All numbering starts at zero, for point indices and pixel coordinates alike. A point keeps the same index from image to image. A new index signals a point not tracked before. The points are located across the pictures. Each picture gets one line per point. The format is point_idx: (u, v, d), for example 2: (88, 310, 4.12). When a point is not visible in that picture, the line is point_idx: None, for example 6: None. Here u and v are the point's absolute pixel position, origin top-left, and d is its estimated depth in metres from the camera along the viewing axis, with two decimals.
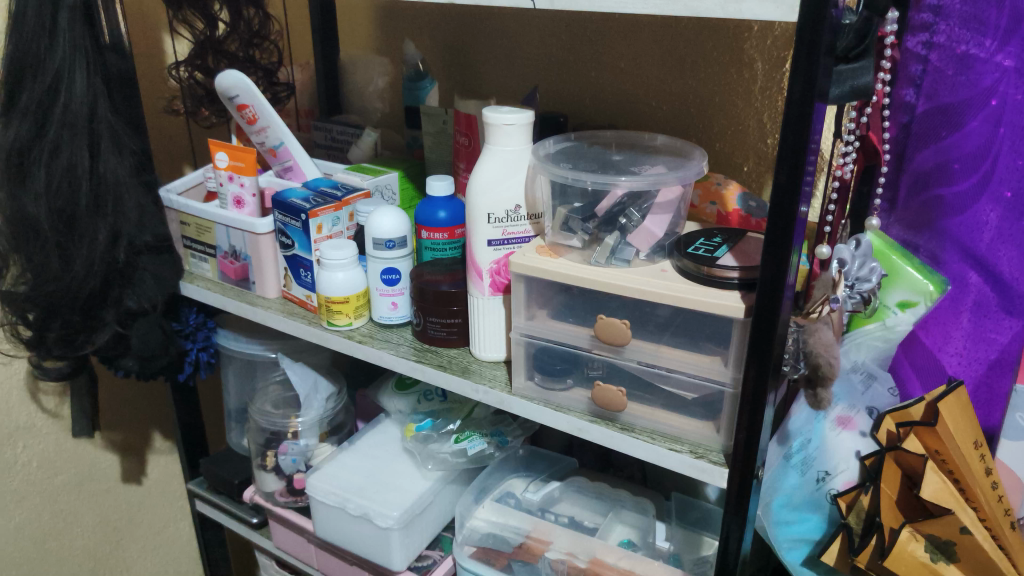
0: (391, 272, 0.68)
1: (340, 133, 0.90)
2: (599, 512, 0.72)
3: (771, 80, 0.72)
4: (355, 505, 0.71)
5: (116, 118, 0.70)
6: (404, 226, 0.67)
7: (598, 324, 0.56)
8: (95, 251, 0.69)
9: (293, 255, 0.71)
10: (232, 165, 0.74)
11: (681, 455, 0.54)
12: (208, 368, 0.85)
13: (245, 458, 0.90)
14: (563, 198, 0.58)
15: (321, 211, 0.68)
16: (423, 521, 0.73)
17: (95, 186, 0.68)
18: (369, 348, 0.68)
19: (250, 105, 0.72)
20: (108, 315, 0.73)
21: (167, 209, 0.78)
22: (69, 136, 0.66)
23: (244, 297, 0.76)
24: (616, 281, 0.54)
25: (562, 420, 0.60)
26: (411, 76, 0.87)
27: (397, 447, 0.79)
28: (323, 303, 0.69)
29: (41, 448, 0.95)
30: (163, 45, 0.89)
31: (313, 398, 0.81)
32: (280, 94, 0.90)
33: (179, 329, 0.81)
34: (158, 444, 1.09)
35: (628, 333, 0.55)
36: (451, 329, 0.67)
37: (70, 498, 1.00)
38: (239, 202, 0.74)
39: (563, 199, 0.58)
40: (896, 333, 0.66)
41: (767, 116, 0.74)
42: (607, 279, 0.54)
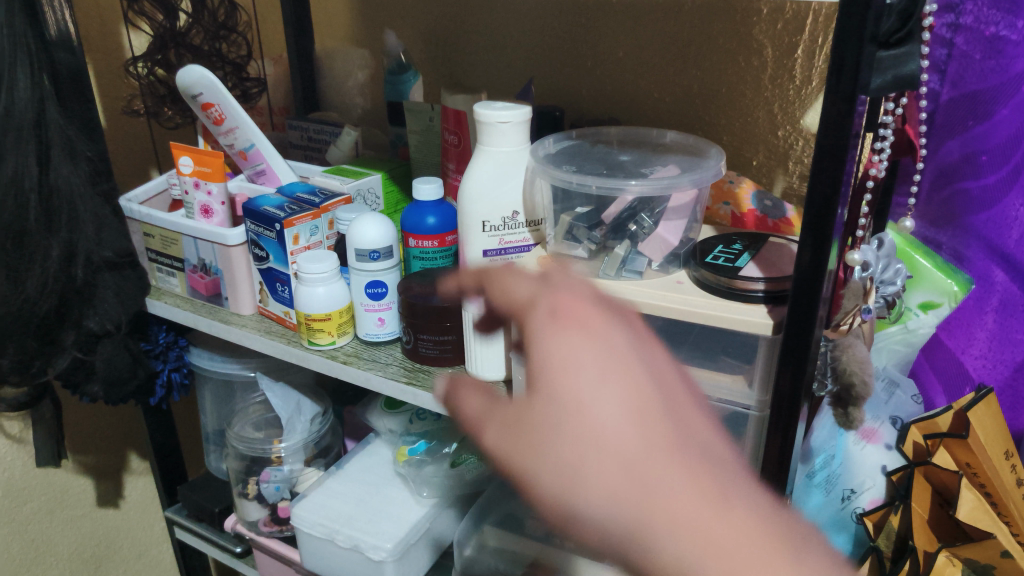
0: (377, 286, 0.62)
1: (317, 132, 0.84)
2: None
3: (781, 68, 0.67)
4: (344, 536, 0.66)
5: (68, 121, 0.63)
6: (390, 235, 0.61)
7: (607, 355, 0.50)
8: (49, 267, 0.63)
9: (268, 268, 0.65)
10: (198, 170, 0.67)
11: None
12: (181, 390, 0.79)
13: (225, 483, 0.85)
14: (565, 202, 0.52)
15: (297, 220, 0.62)
16: (420, 550, 0.68)
17: (44, 198, 0.61)
18: (354, 369, 0.62)
19: (216, 104, 0.66)
20: (67, 338, 0.66)
21: (128, 220, 0.71)
22: (14, 142, 0.59)
23: (218, 315, 0.70)
24: (627, 294, 0.48)
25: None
26: (394, 69, 0.81)
27: (388, 470, 0.73)
28: (302, 320, 0.63)
29: (7, 475, 0.88)
30: (121, 40, 0.82)
31: (295, 420, 0.75)
32: (251, 90, 0.83)
33: (149, 348, 0.75)
34: (136, 465, 1.04)
35: None
36: (445, 346, 0.61)
37: (43, 526, 0.94)
38: (206, 211, 0.68)
39: (565, 204, 0.53)
40: (917, 336, 0.62)
41: (777, 107, 0.69)
42: (619, 292, 0.48)
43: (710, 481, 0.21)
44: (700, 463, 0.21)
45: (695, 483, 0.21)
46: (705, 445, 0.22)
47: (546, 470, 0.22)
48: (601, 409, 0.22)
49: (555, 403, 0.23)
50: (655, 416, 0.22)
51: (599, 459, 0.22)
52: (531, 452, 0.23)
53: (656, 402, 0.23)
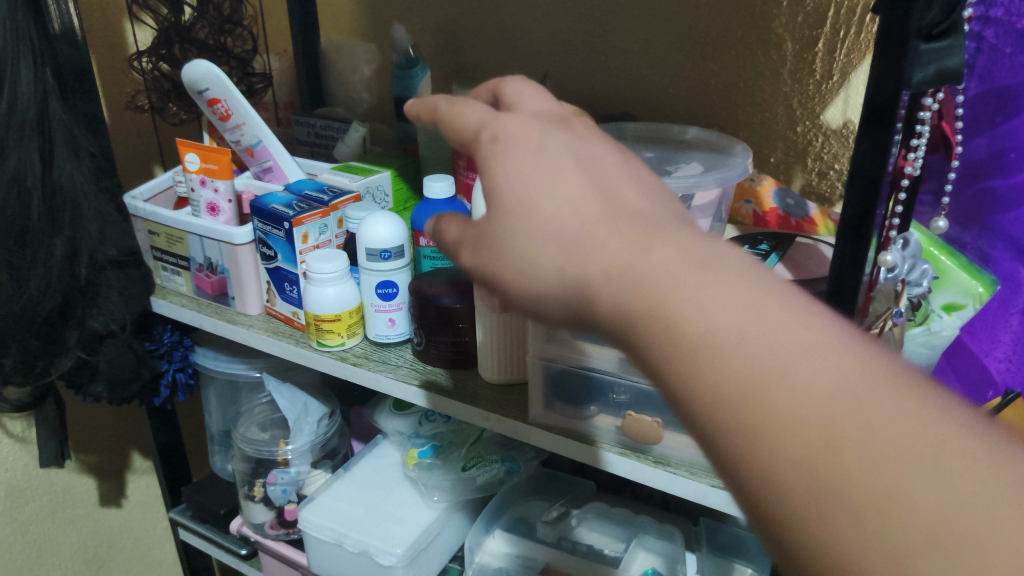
0: (388, 286, 0.61)
1: (323, 128, 0.82)
2: (620, 539, 0.66)
3: (801, 62, 0.65)
4: (353, 541, 0.64)
5: (71, 117, 0.62)
6: (401, 233, 0.60)
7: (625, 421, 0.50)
8: (52, 267, 0.61)
9: (276, 267, 0.64)
10: (204, 167, 0.66)
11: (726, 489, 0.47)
12: (186, 390, 0.77)
13: (230, 485, 0.84)
14: None
15: (306, 219, 0.60)
16: (430, 555, 0.67)
17: (48, 195, 0.60)
18: (364, 371, 0.61)
19: (222, 100, 0.65)
20: (70, 338, 0.65)
21: (133, 218, 0.70)
22: (16, 137, 0.58)
23: (224, 315, 0.68)
24: None
25: (578, 449, 0.52)
26: (402, 63, 0.79)
27: (397, 473, 0.72)
28: (311, 321, 0.62)
29: (8, 476, 0.87)
30: (125, 33, 0.81)
31: (302, 422, 0.74)
32: (256, 85, 0.82)
33: (153, 349, 0.73)
34: (138, 464, 1.02)
35: (659, 429, 0.49)
36: (457, 349, 0.60)
37: (44, 527, 0.93)
38: (213, 208, 0.67)
39: None
40: (940, 339, 0.58)
41: (796, 102, 0.67)
42: None
43: (629, 217, 0.27)
44: (619, 195, 0.29)
45: (619, 221, 0.27)
46: (630, 201, 0.28)
47: (516, 261, 0.28)
48: (545, 205, 0.28)
49: (510, 212, 0.29)
50: (593, 208, 0.28)
51: (553, 233, 0.28)
52: (500, 232, 0.29)
53: (594, 197, 0.28)
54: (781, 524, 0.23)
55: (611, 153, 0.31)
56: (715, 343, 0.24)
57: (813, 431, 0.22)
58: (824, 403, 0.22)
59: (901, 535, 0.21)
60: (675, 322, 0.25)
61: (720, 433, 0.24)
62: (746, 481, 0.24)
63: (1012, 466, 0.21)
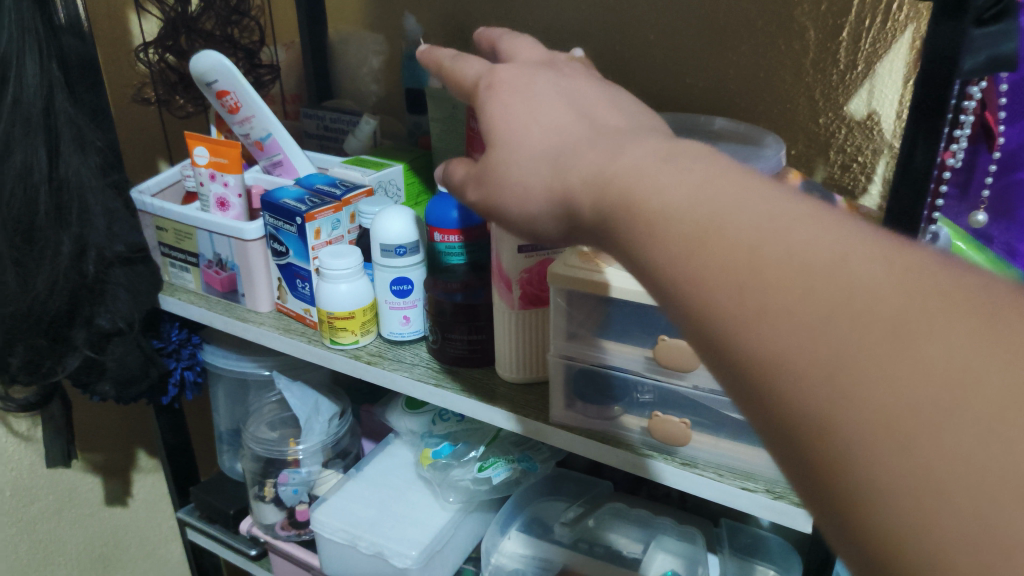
0: (403, 283, 0.59)
1: (333, 121, 0.81)
2: (638, 540, 0.64)
3: (825, 52, 0.64)
4: (367, 542, 0.63)
5: (77, 110, 0.60)
6: (415, 229, 0.58)
7: (652, 422, 0.49)
8: (60, 265, 0.60)
9: (287, 264, 0.62)
10: (213, 161, 0.64)
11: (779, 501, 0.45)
12: (195, 388, 0.76)
13: (239, 484, 0.83)
14: None
15: (318, 214, 0.59)
16: (445, 557, 0.65)
17: (55, 190, 0.59)
18: (379, 369, 0.59)
19: (231, 92, 0.63)
20: (78, 337, 0.63)
21: (140, 214, 0.69)
22: (22, 133, 0.56)
23: (234, 312, 0.67)
24: None
25: (622, 458, 0.50)
26: (413, 54, 0.77)
27: (410, 473, 0.71)
28: (324, 318, 0.60)
29: (14, 475, 0.86)
30: (130, 25, 0.79)
31: (313, 420, 0.72)
32: (263, 77, 0.80)
33: (161, 347, 0.72)
34: (144, 463, 1.01)
35: (688, 431, 0.48)
36: (474, 346, 0.58)
37: (50, 526, 0.92)
38: (222, 203, 0.65)
39: None
40: None
41: (818, 93, 0.65)
42: None
43: (606, 134, 0.31)
44: (600, 121, 0.32)
45: (596, 137, 0.31)
46: (607, 122, 0.32)
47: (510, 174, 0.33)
48: (534, 131, 0.32)
49: (502, 138, 0.33)
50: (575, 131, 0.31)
51: (537, 148, 0.32)
52: (496, 163, 0.33)
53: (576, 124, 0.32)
54: (767, 379, 0.23)
55: (594, 89, 0.35)
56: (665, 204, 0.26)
57: (768, 263, 0.23)
58: (793, 243, 0.23)
59: (867, 348, 0.20)
60: (647, 203, 0.26)
61: (690, 292, 0.24)
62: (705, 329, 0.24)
63: (981, 285, 0.21)
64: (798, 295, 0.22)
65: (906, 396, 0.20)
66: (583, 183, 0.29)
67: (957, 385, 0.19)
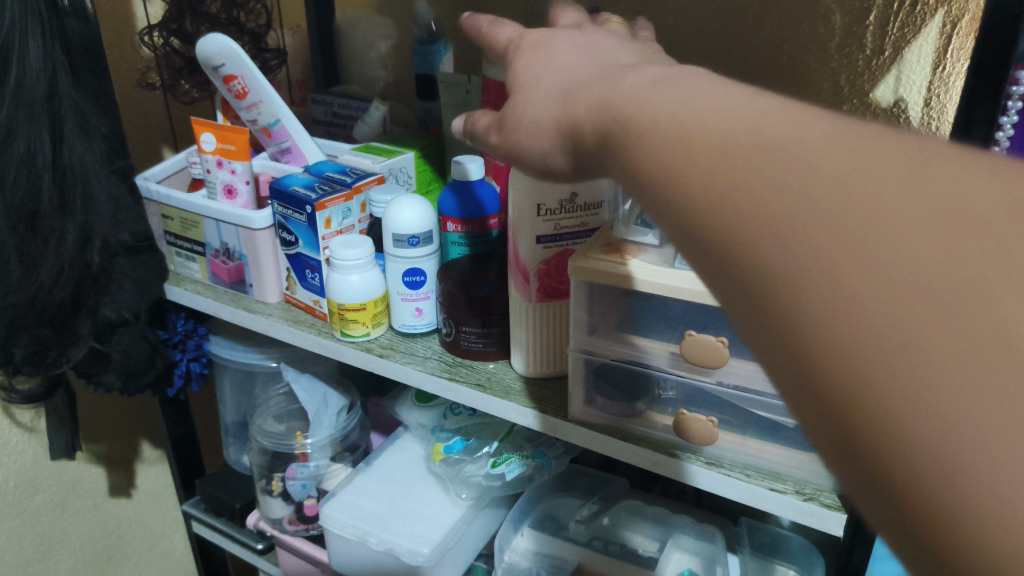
0: (415, 274, 0.58)
1: (341, 107, 0.79)
2: (654, 539, 0.63)
3: (850, 36, 0.62)
4: (378, 539, 0.62)
5: (80, 94, 0.58)
6: (429, 219, 0.56)
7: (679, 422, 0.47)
8: (64, 254, 0.58)
9: (296, 253, 0.61)
10: (221, 148, 0.62)
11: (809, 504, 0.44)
12: (200, 380, 0.74)
13: (245, 477, 0.81)
14: None
15: (329, 202, 0.57)
16: (456, 554, 0.64)
17: (59, 176, 0.57)
18: (391, 363, 0.58)
19: (239, 76, 0.61)
20: (82, 328, 0.62)
21: (145, 201, 0.67)
22: (25, 117, 0.54)
23: (241, 303, 0.65)
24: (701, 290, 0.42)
25: (643, 456, 0.49)
26: (423, 38, 0.75)
27: (421, 467, 0.69)
28: (335, 310, 0.58)
29: (17, 466, 0.84)
30: (133, 8, 0.77)
31: (321, 414, 0.71)
32: (270, 62, 0.78)
33: (166, 338, 0.70)
34: (148, 453, 1.00)
35: (714, 431, 0.46)
36: (488, 339, 0.57)
37: (54, 518, 0.91)
38: (229, 191, 0.63)
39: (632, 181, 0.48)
40: None
41: (843, 79, 0.64)
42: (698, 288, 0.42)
43: (610, 64, 0.31)
44: (608, 55, 0.32)
45: (600, 66, 0.31)
46: (613, 55, 0.32)
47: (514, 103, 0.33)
48: (540, 64, 0.33)
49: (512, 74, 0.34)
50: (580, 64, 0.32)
51: (541, 79, 0.33)
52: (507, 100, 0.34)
53: (582, 57, 0.32)
54: (754, 268, 0.23)
55: (610, 37, 0.35)
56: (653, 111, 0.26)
57: (745, 155, 0.23)
58: (789, 141, 0.23)
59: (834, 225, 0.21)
60: (636, 113, 0.27)
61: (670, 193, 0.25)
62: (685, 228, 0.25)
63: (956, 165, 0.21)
64: (816, 203, 0.21)
65: (920, 300, 0.20)
66: (589, 111, 0.29)
67: (909, 245, 0.20)
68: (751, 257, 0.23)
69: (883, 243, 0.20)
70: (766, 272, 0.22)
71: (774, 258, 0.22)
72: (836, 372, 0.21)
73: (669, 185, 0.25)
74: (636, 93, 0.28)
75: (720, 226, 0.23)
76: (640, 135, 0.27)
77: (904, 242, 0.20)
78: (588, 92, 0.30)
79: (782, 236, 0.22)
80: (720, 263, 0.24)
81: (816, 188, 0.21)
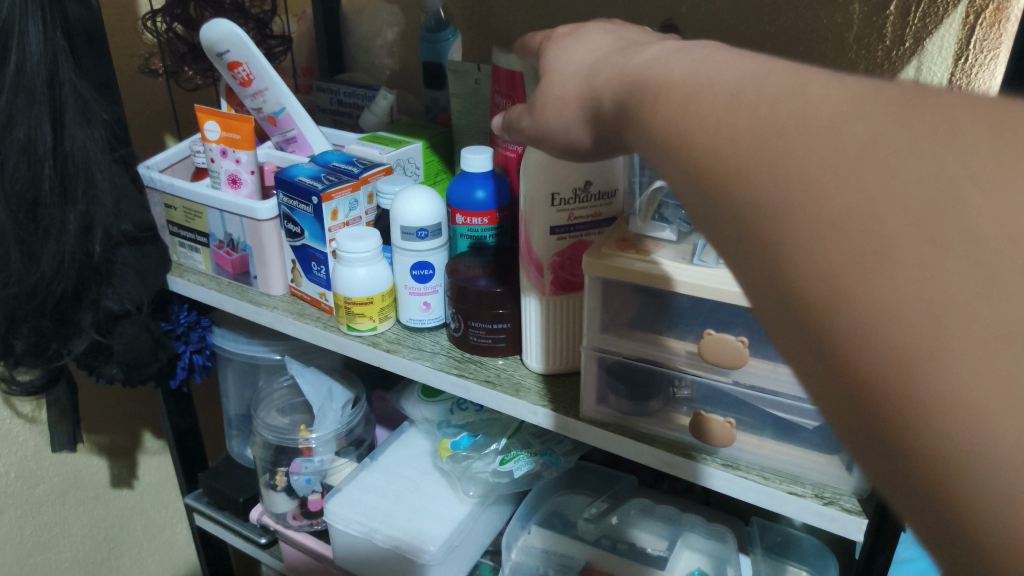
0: (424, 267, 0.57)
1: (347, 95, 0.77)
2: (664, 537, 0.62)
3: (869, 26, 0.60)
4: (384, 536, 0.61)
5: (81, 81, 0.57)
6: (437, 211, 0.55)
7: (695, 422, 0.46)
8: (65, 243, 0.56)
9: (302, 245, 0.59)
10: (225, 136, 0.61)
11: (829, 508, 0.43)
12: (204, 372, 0.73)
13: (249, 470, 0.80)
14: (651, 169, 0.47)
15: (336, 193, 0.56)
16: (462, 551, 0.63)
17: (60, 164, 0.55)
18: (398, 358, 0.57)
19: (243, 63, 0.59)
20: (84, 319, 0.60)
21: (148, 190, 0.66)
22: (25, 104, 0.53)
23: (246, 295, 0.64)
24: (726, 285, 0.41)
25: (656, 456, 0.48)
26: (431, 26, 0.73)
27: (427, 463, 0.68)
28: (341, 303, 0.57)
29: (18, 457, 0.84)
30: None
31: (326, 408, 0.70)
32: (275, 49, 0.77)
33: (169, 329, 0.69)
34: (150, 444, 0.99)
35: (732, 431, 0.45)
36: (498, 335, 0.56)
37: (55, 508, 0.90)
38: (233, 180, 0.62)
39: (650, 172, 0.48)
40: None
41: (862, 70, 0.62)
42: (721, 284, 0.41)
43: (638, 46, 0.31)
44: (638, 40, 0.32)
45: (631, 48, 0.31)
46: (645, 39, 0.32)
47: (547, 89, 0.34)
48: (574, 52, 0.33)
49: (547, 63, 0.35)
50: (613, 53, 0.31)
51: (574, 63, 0.33)
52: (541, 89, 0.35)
53: (615, 45, 0.32)
54: (755, 221, 0.22)
55: (646, 31, 0.35)
56: (670, 85, 0.27)
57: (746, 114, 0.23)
58: (788, 93, 0.23)
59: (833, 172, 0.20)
60: (657, 89, 0.27)
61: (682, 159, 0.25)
62: (694, 200, 0.25)
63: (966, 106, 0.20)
64: (809, 144, 0.21)
65: (939, 277, 0.19)
66: (615, 94, 0.29)
67: (909, 184, 0.19)
68: (764, 225, 0.22)
69: (903, 215, 0.19)
70: (777, 238, 0.22)
71: (782, 220, 0.21)
72: (849, 346, 0.20)
73: (682, 149, 0.25)
74: (665, 67, 0.27)
75: (728, 187, 0.23)
76: (666, 104, 0.26)
77: (914, 188, 0.19)
78: (615, 80, 0.29)
79: (784, 196, 0.21)
80: (732, 234, 0.23)
81: (835, 154, 0.21)
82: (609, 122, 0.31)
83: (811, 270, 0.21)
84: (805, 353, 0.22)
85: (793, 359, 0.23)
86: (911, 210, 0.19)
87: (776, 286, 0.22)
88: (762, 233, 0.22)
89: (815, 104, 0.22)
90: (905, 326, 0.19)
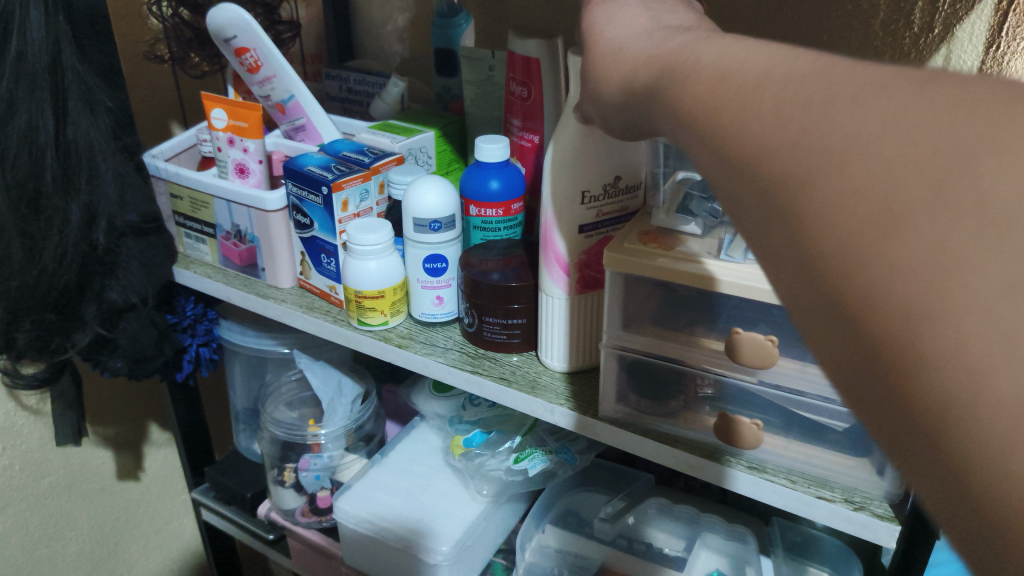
0: (437, 260, 0.55)
1: (357, 82, 0.75)
2: (682, 537, 0.60)
3: (897, 12, 0.57)
4: (395, 535, 0.59)
5: (86, 66, 0.55)
6: (452, 202, 0.54)
7: (722, 424, 0.44)
8: (68, 234, 0.55)
9: (311, 237, 0.58)
10: (232, 125, 0.59)
11: (860, 514, 0.41)
12: (210, 365, 0.71)
13: (256, 464, 0.79)
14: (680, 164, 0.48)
15: (346, 183, 0.54)
16: (474, 551, 0.62)
17: (63, 153, 0.54)
18: (410, 353, 0.55)
19: (251, 49, 0.58)
20: (88, 312, 0.59)
21: (154, 179, 0.64)
22: (27, 91, 0.52)
23: (254, 288, 0.63)
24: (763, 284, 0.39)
25: (679, 458, 0.46)
26: (443, 11, 0.71)
27: (438, 459, 0.67)
28: (351, 297, 0.56)
29: (23, 449, 0.83)
30: None
31: (336, 403, 0.69)
32: (283, 34, 0.75)
33: (175, 322, 0.68)
34: (157, 436, 0.98)
35: (759, 433, 0.43)
36: (513, 331, 0.54)
37: (61, 501, 0.89)
38: (241, 169, 0.61)
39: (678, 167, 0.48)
40: None
41: (888, 59, 0.59)
42: (755, 282, 0.39)
43: (671, 30, 0.29)
44: (670, 23, 0.30)
45: (664, 32, 0.29)
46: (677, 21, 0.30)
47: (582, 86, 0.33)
48: (606, 34, 0.32)
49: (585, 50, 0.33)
50: (645, 35, 0.30)
51: (604, 47, 0.31)
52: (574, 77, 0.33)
53: (645, 28, 0.30)
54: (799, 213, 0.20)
55: (679, 7, 0.33)
56: (702, 71, 0.25)
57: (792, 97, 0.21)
58: (838, 76, 0.21)
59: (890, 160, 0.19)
60: (693, 74, 0.25)
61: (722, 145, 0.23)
62: (730, 188, 0.23)
63: None
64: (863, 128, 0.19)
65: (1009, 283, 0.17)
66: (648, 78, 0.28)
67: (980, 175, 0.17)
68: (818, 222, 0.20)
69: (975, 218, 0.17)
70: (824, 234, 0.20)
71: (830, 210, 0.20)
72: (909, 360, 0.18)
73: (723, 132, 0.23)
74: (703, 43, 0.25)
75: (770, 177, 0.21)
76: (712, 87, 0.24)
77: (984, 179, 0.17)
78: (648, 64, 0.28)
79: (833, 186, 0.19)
80: (781, 227, 0.21)
81: (894, 142, 0.19)
82: (646, 101, 0.29)
83: (866, 284, 0.19)
84: (857, 364, 0.20)
85: (837, 365, 0.21)
86: (985, 214, 0.17)
87: (825, 294, 0.20)
88: (818, 229, 0.20)
89: (870, 89, 0.20)
90: (980, 348, 0.17)
